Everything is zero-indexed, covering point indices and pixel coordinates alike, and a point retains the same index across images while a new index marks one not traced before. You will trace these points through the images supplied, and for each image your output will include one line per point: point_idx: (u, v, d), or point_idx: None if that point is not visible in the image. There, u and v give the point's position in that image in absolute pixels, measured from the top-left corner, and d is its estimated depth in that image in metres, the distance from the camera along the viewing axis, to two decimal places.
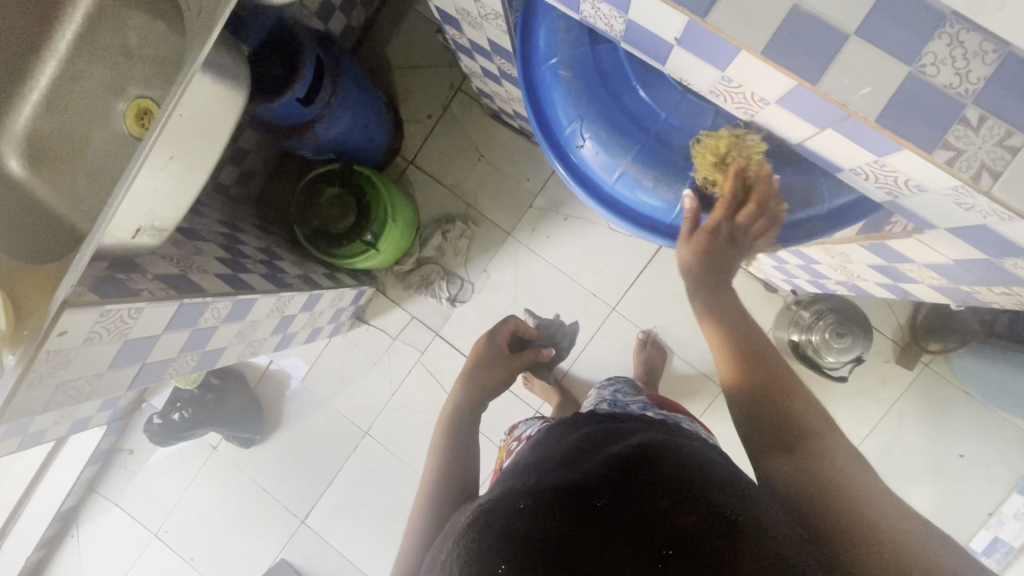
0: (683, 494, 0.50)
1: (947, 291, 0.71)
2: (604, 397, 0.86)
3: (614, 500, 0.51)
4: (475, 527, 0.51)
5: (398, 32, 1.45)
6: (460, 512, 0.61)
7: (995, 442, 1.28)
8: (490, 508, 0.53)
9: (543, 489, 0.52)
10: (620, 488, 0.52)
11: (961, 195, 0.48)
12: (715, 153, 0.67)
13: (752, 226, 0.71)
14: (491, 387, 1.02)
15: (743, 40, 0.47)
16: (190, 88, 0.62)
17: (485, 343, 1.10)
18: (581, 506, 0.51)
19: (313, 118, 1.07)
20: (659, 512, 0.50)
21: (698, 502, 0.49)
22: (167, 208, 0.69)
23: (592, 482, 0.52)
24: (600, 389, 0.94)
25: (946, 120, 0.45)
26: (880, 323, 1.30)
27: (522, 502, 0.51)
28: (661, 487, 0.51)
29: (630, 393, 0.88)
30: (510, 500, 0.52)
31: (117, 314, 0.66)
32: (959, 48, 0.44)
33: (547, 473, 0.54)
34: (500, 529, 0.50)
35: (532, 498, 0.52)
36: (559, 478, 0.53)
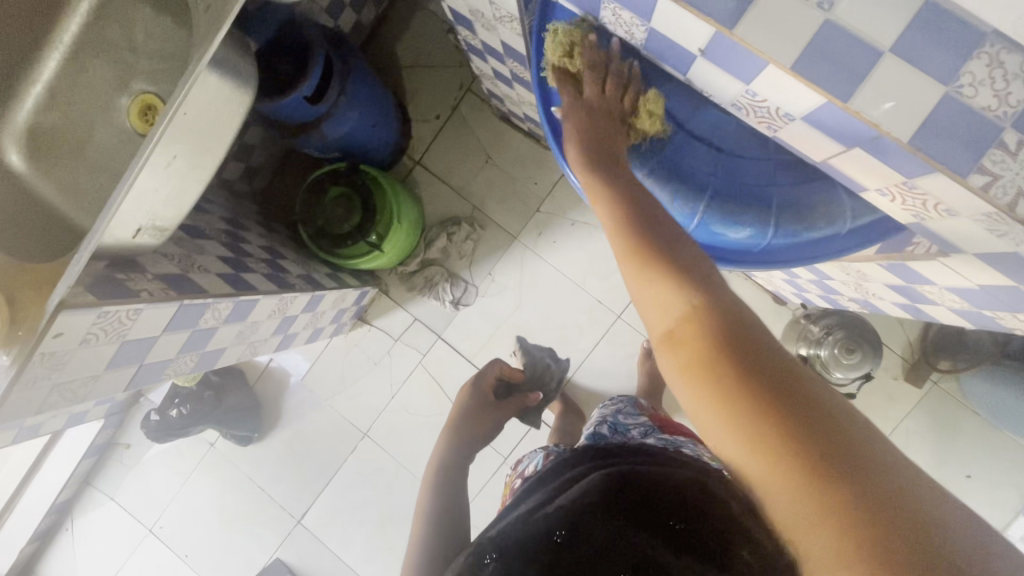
0: (634, 513, 0.52)
1: (967, 314, 0.69)
2: (605, 418, 0.84)
3: (572, 534, 0.53)
4: None
5: (409, 29, 1.43)
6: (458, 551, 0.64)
7: (1004, 463, 1.26)
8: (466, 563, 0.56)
9: (508, 541, 0.55)
10: (576, 522, 0.53)
11: (995, 222, 0.46)
12: (553, 57, 0.67)
13: (610, 93, 0.66)
14: (479, 437, 1.08)
15: (773, 54, 0.45)
16: (198, 88, 0.61)
17: (469, 392, 1.15)
18: (544, 549, 0.53)
19: (321, 116, 1.05)
20: (613, 534, 0.52)
21: (650, 520, 0.52)
22: (169, 207, 0.67)
23: (550, 520, 0.54)
24: (601, 409, 0.93)
25: (983, 144, 0.43)
26: (889, 339, 1.28)
27: (488, 557, 0.55)
28: (613, 509, 0.53)
29: (633, 414, 0.86)
30: (481, 554, 0.56)
31: (116, 314, 0.64)
32: (999, 69, 0.42)
33: (515, 526, 0.56)
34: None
35: (499, 550, 0.55)
36: (525, 523, 0.55)
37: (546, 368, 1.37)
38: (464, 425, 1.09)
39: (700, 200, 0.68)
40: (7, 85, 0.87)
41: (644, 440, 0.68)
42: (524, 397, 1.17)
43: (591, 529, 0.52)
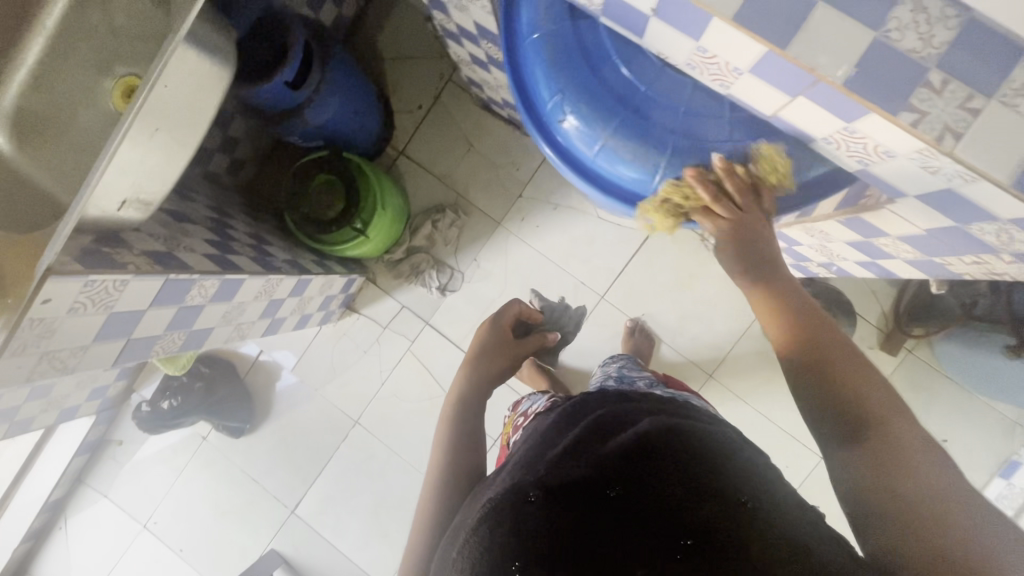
0: (692, 484, 0.51)
1: (922, 265, 0.73)
2: (611, 372, 0.95)
3: (630, 491, 0.51)
4: (486, 517, 0.51)
5: (389, 22, 1.46)
6: (473, 505, 0.61)
7: (978, 427, 1.30)
8: (499, 500, 0.52)
9: (551, 480, 0.52)
10: (632, 478, 0.52)
11: (926, 158, 0.49)
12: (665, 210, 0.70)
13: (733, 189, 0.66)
14: (497, 371, 1.07)
15: (715, 7, 0.48)
16: (178, 62, 0.63)
17: (490, 327, 1.14)
18: (597, 502, 0.51)
19: (302, 103, 1.08)
20: (668, 501, 0.50)
21: (705, 491, 0.51)
22: (153, 182, 0.69)
23: (604, 474, 0.52)
24: (606, 365, 1.03)
25: (910, 83, 0.46)
26: (864, 310, 1.32)
27: (532, 494, 0.51)
28: (671, 475, 0.52)
29: (636, 367, 0.98)
30: (519, 492, 0.52)
31: (102, 284, 0.66)
32: (922, 14, 0.46)
33: (555, 465, 0.55)
34: (512, 523, 0.49)
35: (543, 489, 0.51)
36: (572, 468, 0.53)
37: (565, 308, 1.42)
38: (483, 355, 1.08)
39: (663, 162, 0.65)
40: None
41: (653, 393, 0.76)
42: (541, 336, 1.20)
43: (649, 490, 0.51)
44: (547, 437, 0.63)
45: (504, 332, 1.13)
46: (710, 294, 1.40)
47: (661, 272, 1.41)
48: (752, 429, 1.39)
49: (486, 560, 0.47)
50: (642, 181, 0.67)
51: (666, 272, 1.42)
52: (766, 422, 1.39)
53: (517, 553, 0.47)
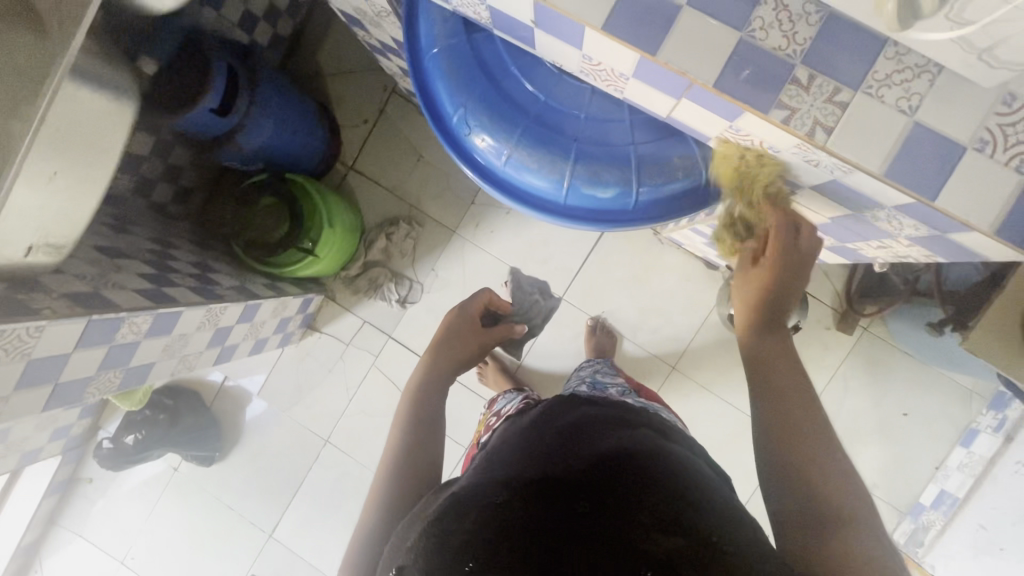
0: (664, 514, 0.48)
1: (841, 251, 0.73)
2: (586, 376, 0.96)
3: (595, 509, 0.49)
4: (448, 516, 0.51)
5: (328, 39, 1.45)
6: (439, 495, 0.61)
7: (935, 398, 1.32)
8: (466, 499, 0.52)
9: (518, 486, 0.52)
10: (600, 499, 0.50)
11: (805, 153, 0.50)
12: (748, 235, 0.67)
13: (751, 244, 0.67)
14: (462, 359, 1.07)
15: (585, 17, 0.48)
16: (68, 100, 0.62)
17: (457, 315, 1.15)
18: (560, 512, 0.49)
19: (233, 128, 1.07)
20: (638, 528, 0.47)
21: (676, 523, 0.47)
22: (60, 224, 0.68)
23: (572, 491, 0.51)
24: (582, 370, 1.04)
25: (779, 81, 0.47)
26: (817, 291, 1.33)
27: (497, 498, 0.51)
28: (642, 501, 0.49)
29: (610, 374, 0.98)
30: (484, 494, 0.52)
31: (14, 332, 0.65)
32: (783, 12, 0.46)
33: (525, 471, 0.54)
34: (471, 521, 0.49)
35: (511, 494, 0.51)
36: (542, 479, 0.52)
37: (534, 302, 1.42)
38: (452, 343, 1.08)
39: (570, 167, 0.65)
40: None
41: (623, 400, 0.76)
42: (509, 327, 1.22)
43: (615, 514, 0.48)
44: (525, 437, 0.62)
45: (472, 321, 1.15)
46: (667, 287, 1.40)
47: (617, 269, 1.42)
48: (717, 417, 1.40)
49: (439, 552, 0.47)
50: (551, 188, 0.67)
51: (622, 268, 1.42)
52: (730, 409, 1.40)
53: (469, 551, 0.47)
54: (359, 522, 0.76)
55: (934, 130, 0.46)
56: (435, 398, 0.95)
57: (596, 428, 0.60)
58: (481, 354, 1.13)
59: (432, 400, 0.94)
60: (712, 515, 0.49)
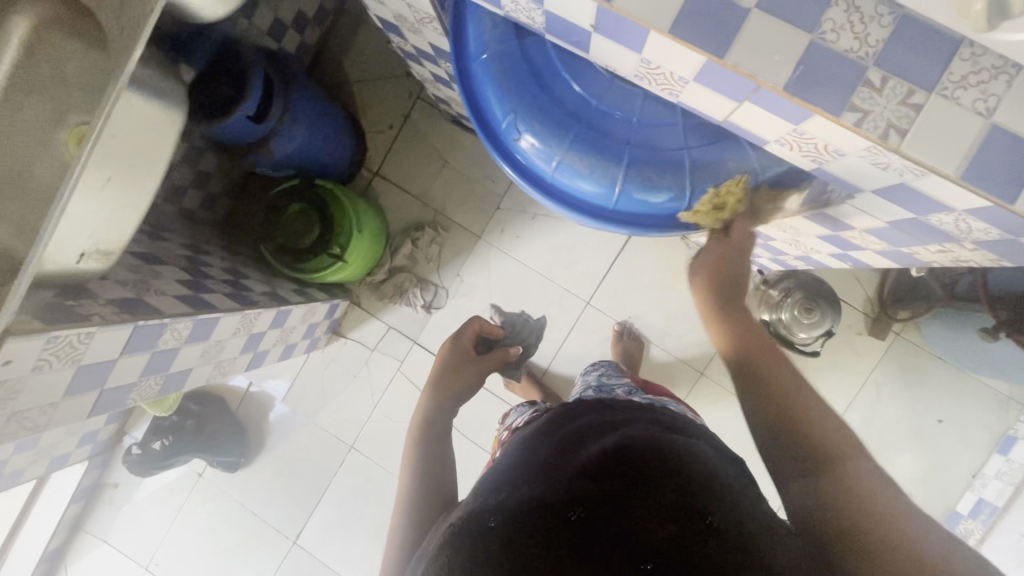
0: (660, 502, 0.50)
1: (892, 255, 0.72)
2: (591, 382, 0.94)
3: (591, 512, 0.50)
4: (447, 550, 0.51)
5: (353, 46, 1.46)
6: (441, 525, 0.61)
7: (971, 404, 1.30)
8: (461, 529, 0.52)
9: (512, 504, 0.52)
10: (594, 499, 0.51)
11: (875, 155, 0.49)
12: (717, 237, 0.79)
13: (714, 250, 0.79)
14: (457, 391, 1.02)
15: (650, 20, 0.48)
16: (123, 110, 0.63)
17: (450, 347, 1.11)
18: (556, 523, 0.49)
19: (267, 134, 1.08)
20: (634, 522, 0.49)
21: (672, 511, 0.49)
22: (111, 231, 0.68)
23: (563, 496, 0.51)
24: (588, 373, 1.02)
25: (849, 84, 0.46)
26: (849, 296, 1.32)
27: (491, 521, 0.51)
28: (635, 495, 0.50)
29: (615, 375, 0.96)
30: (480, 520, 0.52)
31: (66, 339, 0.65)
32: (856, 13, 0.45)
33: (519, 487, 0.54)
34: (469, 552, 0.49)
35: (503, 515, 0.51)
36: (536, 491, 0.52)
37: (525, 321, 1.40)
38: (445, 377, 1.03)
39: (622, 170, 0.64)
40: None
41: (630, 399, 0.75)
42: (507, 352, 1.13)
43: (612, 513, 0.49)
44: (518, 453, 0.62)
45: (467, 351, 1.10)
46: None
47: (644, 273, 1.41)
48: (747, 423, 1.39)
49: None
50: (601, 192, 0.66)
51: (649, 273, 1.41)
52: None
53: None
54: (391, 533, 0.81)
55: (1013, 132, 0.45)
56: (448, 419, 0.97)
57: (586, 429, 0.60)
58: (474, 382, 1.05)
59: (438, 425, 0.96)
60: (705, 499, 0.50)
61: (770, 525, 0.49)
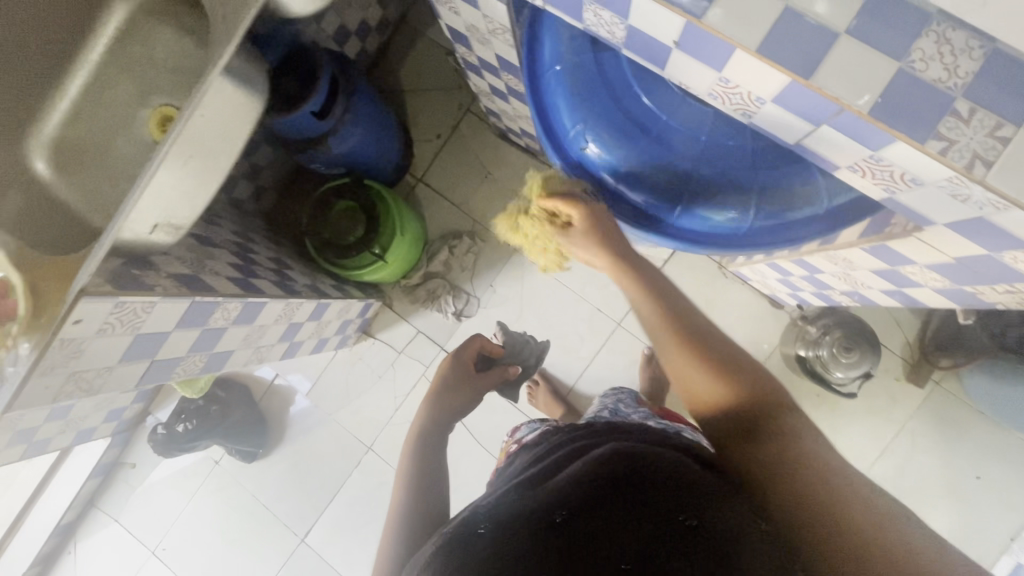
0: (640, 506, 0.49)
1: (951, 294, 0.71)
2: (606, 405, 0.92)
3: (575, 515, 0.49)
4: (434, 560, 0.49)
5: (409, 56, 1.51)
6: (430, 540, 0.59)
7: (1011, 462, 1.25)
8: (452, 538, 0.51)
9: (500, 515, 0.51)
10: (576, 504, 0.49)
11: (957, 186, 0.49)
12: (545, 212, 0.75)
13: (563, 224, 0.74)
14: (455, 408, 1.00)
15: (738, 39, 0.49)
16: (213, 94, 0.66)
17: (450, 362, 1.04)
18: (541, 529, 0.48)
19: (327, 131, 1.11)
20: (619, 527, 0.48)
21: (658, 516, 0.49)
22: (183, 206, 0.71)
23: (551, 501, 0.50)
24: (601, 398, 0.98)
25: (938, 114, 0.46)
26: (889, 340, 1.29)
27: (480, 529, 0.50)
28: (622, 499, 0.50)
29: (633, 402, 0.93)
30: (466, 531, 0.51)
31: (131, 306, 0.67)
32: (946, 45, 0.46)
33: (508, 500, 0.53)
34: (456, 559, 0.48)
35: (490, 525, 0.50)
36: (522, 503, 0.51)
37: (526, 341, 1.39)
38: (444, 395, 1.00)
39: (682, 187, 0.67)
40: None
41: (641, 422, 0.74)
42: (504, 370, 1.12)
43: (595, 513, 0.49)
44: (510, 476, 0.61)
45: (467, 367, 1.05)
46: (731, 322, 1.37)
47: None
48: None
49: None
50: (660, 205, 0.69)
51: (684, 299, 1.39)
52: None
53: None
54: (380, 549, 0.79)
55: None
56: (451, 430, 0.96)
57: (576, 443, 0.58)
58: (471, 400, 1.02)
59: (432, 440, 0.92)
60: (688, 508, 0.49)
61: (746, 521, 0.49)
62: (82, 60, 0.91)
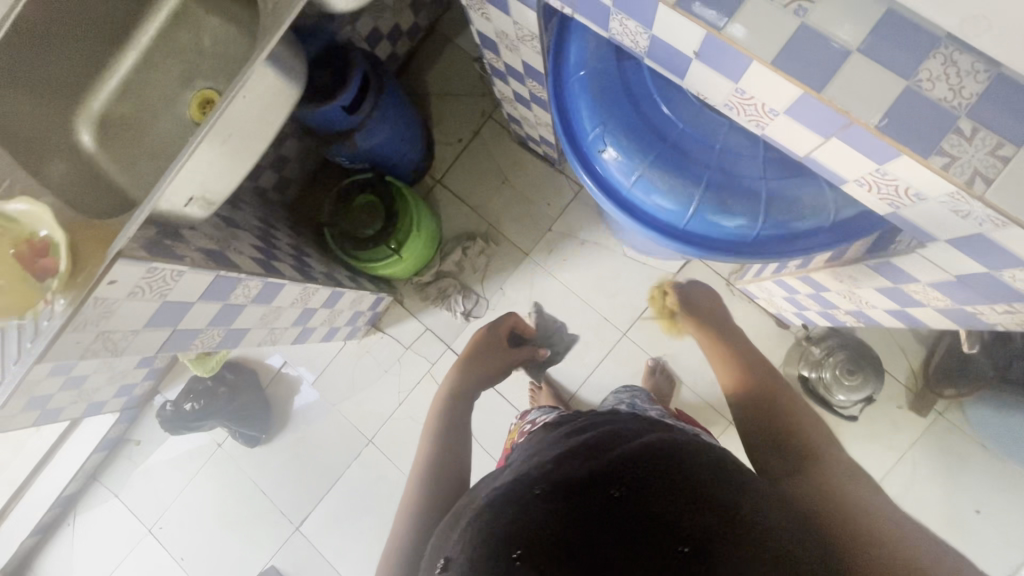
0: (696, 496, 0.53)
1: (953, 314, 0.73)
2: (623, 399, 0.95)
3: (631, 492, 0.52)
4: (491, 512, 0.53)
5: (437, 62, 1.56)
6: (474, 495, 0.63)
7: (1012, 499, 1.24)
8: (508, 494, 0.55)
9: (554, 478, 0.55)
10: (631, 480, 0.53)
11: (958, 202, 0.51)
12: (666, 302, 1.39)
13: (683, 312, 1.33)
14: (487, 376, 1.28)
15: (755, 51, 0.52)
16: (256, 79, 0.70)
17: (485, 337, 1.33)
18: (597, 497, 0.52)
19: (355, 126, 1.16)
20: (674, 507, 0.52)
21: (713, 506, 0.52)
22: (218, 182, 0.75)
23: (607, 473, 0.54)
24: (617, 394, 1.01)
25: (943, 130, 0.49)
26: (893, 367, 1.29)
27: (537, 489, 0.54)
28: (679, 485, 0.53)
29: (649, 400, 0.96)
30: (522, 490, 0.55)
31: (162, 273, 0.71)
32: (952, 67, 0.49)
33: (560, 466, 0.57)
34: (516, 513, 0.52)
35: (547, 486, 0.54)
36: (577, 471, 0.55)
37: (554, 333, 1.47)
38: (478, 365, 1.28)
39: (697, 191, 0.68)
40: (58, 71, 0.92)
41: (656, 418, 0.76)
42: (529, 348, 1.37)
43: (651, 492, 0.52)
44: (552, 442, 0.65)
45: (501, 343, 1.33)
46: None
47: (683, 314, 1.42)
48: None
49: (491, 544, 0.50)
50: (673, 208, 0.70)
51: None
52: None
53: (519, 539, 0.50)
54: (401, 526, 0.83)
55: None
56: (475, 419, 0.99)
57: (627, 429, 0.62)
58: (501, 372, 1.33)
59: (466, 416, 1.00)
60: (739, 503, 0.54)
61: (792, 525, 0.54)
62: (133, 42, 0.97)
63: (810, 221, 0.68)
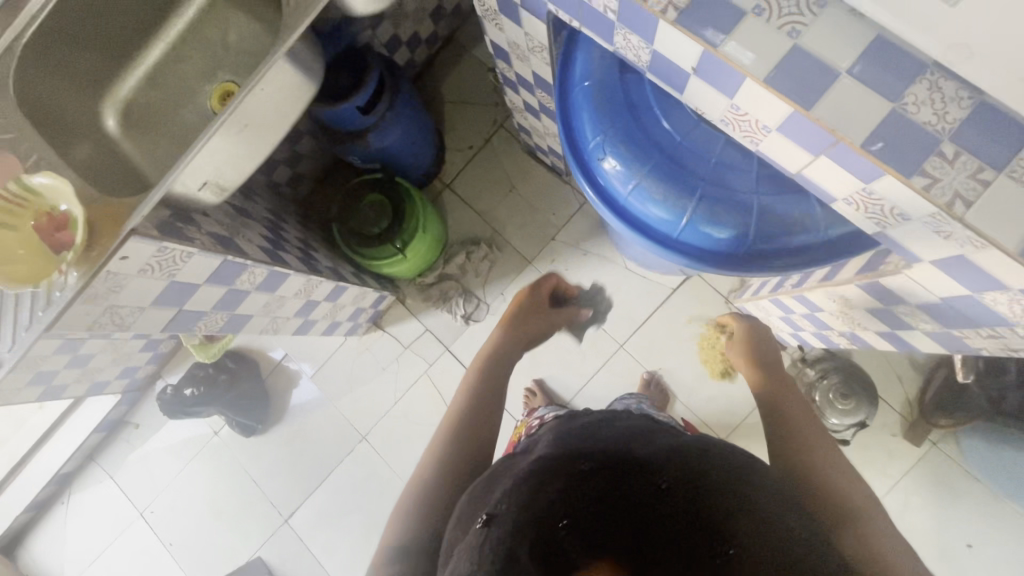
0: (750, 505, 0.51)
1: (942, 339, 0.74)
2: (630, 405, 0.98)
3: (678, 486, 0.52)
4: (535, 477, 0.54)
5: (453, 70, 1.60)
6: (512, 463, 0.64)
7: (1005, 535, 1.22)
8: (554, 463, 0.56)
9: (600, 458, 0.56)
10: (681, 475, 0.53)
11: (939, 223, 0.53)
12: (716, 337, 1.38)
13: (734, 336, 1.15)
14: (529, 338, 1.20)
15: (748, 68, 0.54)
16: (275, 73, 0.74)
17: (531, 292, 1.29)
18: (642, 483, 0.53)
19: (368, 127, 1.20)
20: (726, 513, 0.50)
21: (769, 520, 0.50)
22: (232, 170, 0.78)
23: (656, 464, 0.54)
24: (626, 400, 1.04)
25: (926, 153, 0.51)
26: (889, 394, 1.29)
27: (585, 464, 0.55)
28: (733, 491, 0.52)
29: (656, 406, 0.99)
30: (567, 462, 0.56)
31: (172, 253, 0.74)
32: (937, 93, 0.51)
33: (604, 449, 0.57)
34: (562, 482, 0.53)
35: (593, 463, 0.55)
36: (625, 455, 0.56)
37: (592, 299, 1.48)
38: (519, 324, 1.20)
39: (693, 203, 0.71)
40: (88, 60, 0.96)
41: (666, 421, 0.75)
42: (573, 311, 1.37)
43: (702, 492, 0.51)
44: (599, 419, 0.65)
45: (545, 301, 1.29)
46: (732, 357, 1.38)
47: (681, 329, 1.43)
48: None
49: (534, 505, 0.51)
50: (668, 217, 0.72)
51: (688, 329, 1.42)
52: None
53: (565, 508, 0.51)
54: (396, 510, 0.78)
55: None
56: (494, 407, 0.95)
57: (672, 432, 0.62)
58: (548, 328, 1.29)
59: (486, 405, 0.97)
60: (796, 518, 0.51)
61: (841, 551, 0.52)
62: (159, 36, 1.02)
63: (798, 236, 0.70)
